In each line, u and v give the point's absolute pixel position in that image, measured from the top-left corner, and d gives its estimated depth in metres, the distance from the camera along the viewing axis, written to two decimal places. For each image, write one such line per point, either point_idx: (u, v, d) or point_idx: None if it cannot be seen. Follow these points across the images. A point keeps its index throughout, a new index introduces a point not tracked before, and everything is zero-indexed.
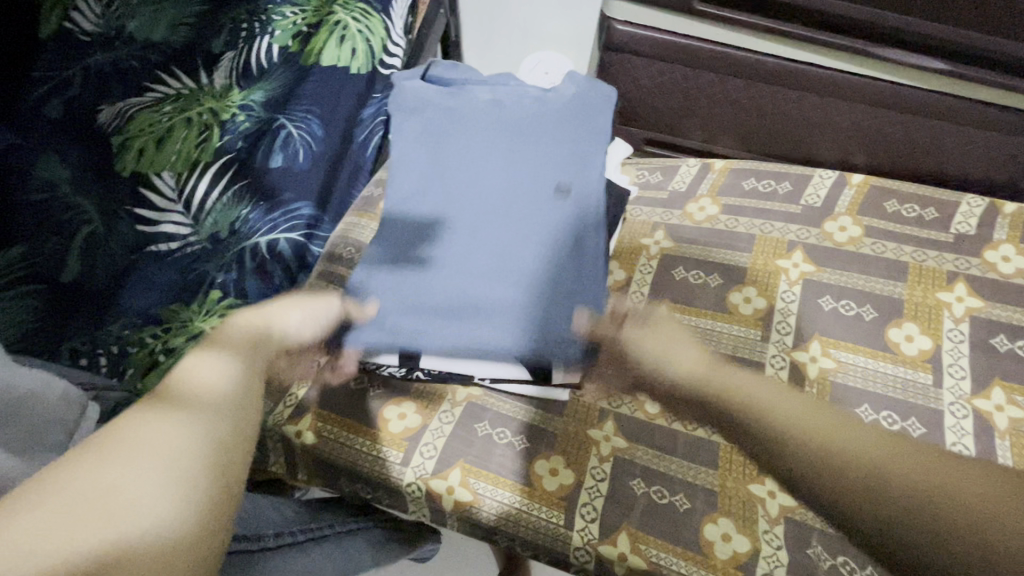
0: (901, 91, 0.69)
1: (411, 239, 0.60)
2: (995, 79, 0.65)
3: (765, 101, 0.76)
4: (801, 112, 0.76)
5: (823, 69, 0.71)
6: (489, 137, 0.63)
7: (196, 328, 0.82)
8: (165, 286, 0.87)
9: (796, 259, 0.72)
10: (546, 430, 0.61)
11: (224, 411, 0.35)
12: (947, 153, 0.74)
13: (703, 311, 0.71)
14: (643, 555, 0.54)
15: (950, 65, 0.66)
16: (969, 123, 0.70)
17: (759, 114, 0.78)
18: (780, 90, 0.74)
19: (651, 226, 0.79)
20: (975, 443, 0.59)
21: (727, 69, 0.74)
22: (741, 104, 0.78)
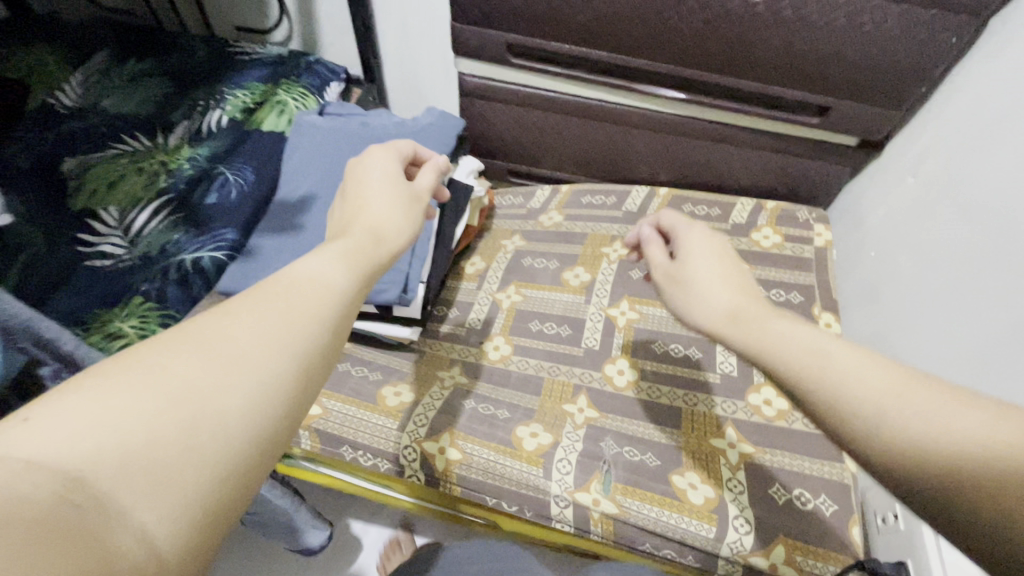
0: (674, 119, 0.90)
1: (290, 213, 0.76)
2: (724, 104, 0.85)
3: (583, 131, 0.98)
4: (610, 141, 0.98)
5: (610, 104, 0.92)
6: (359, 145, 0.83)
7: (113, 326, 0.93)
8: (93, 294, 0.99)
9: (616, 247, 0.91)
10: (399, 368, 0.74)
11: (310, 310, 0.33)
12: (727, 167, 0.95)
13: (542, 285, 0.88)
14: (459, 448, 0.64)
15: (690, 96, 0.86)
16: (723, 141, 0.90)
17: (584, 143, 1.00)
18: (590, 123, 0.96)
19: (510, 231, 0.99)
20: (738, 365, 0.74)
21: (550, 107, 0.96)
22: (568, 135, 1.00)
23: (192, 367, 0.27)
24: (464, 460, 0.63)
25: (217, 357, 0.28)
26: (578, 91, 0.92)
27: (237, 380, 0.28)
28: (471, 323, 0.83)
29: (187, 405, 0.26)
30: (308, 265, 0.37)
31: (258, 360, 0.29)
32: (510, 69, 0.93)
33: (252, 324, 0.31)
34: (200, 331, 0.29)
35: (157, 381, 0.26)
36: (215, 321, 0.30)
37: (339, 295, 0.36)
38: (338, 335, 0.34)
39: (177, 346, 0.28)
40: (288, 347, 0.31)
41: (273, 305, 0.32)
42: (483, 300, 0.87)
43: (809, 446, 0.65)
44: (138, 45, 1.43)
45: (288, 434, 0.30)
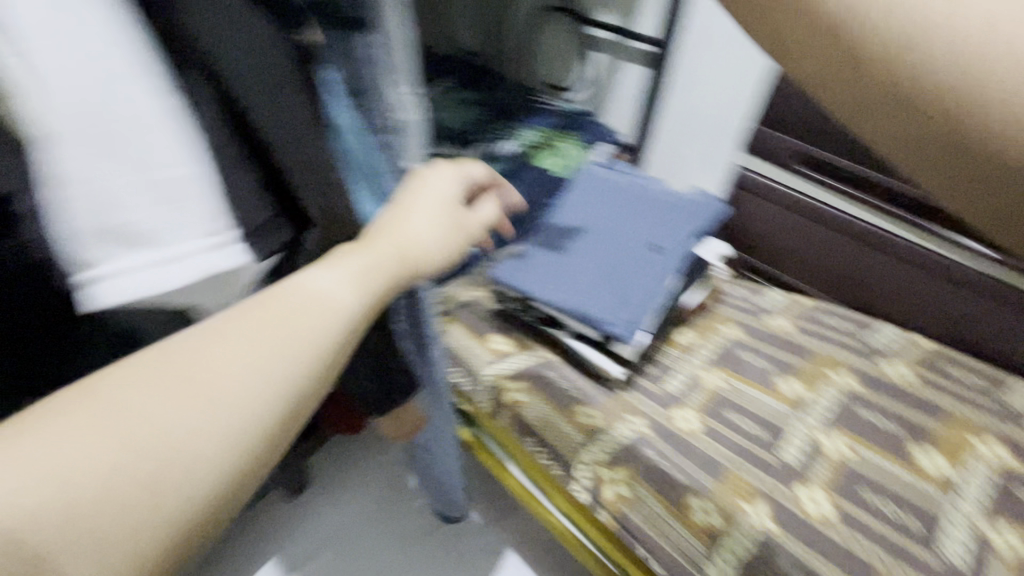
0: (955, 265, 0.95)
1: (559, 234, 0.91)
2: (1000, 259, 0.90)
3: (837, 247, 1.08)
4: (862, 262, 1.06)
5: (877, 226, 1.02)
6: (630, 201, 0.95)
7: None
8: None
9: (846, 375, 0.86)
10: (596, 396, 0.80)
11: (303, 329, 0.30)
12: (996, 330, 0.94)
13: (750, 381, 0.86)
14: (633, 487, 0.69)
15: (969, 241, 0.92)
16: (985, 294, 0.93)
17: (834, 259, 1.10)
18: (847, 241, 1.06)
19: (730, 319, 0.99)
20: (970, 557, 0.63)
21: (816, 217, 1.09)
22: (822, 248, 1.10)
23: (160, 408, 0.25)
24: (633, 498, 0.68)
25: (186, 402, 0.25)
26: (850, 208, 1.04)
27: (199, 420, 0.25)
28: (668, 388, 0.86)
29: (144, 458, 0.24)
30: (311, 278, 0.32)
31: (234, 396, 0.26)
32: (793, 176, 1.11)
33: (220, 352, 0.28)
34: (165, 357, 0.27)
35: (115, 424, 0.24)
36: (175, 346, 0.27)
37: (342, 311, 0.32)
38: (329, 362, 0.31)
39: (139, 378, 0.26)
40: (263, 377, 0.28)
41: (267, 333, 0.29)
42: (685, 371, 0.89)
43: None
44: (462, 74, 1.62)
45: (256, 470, 0.27)
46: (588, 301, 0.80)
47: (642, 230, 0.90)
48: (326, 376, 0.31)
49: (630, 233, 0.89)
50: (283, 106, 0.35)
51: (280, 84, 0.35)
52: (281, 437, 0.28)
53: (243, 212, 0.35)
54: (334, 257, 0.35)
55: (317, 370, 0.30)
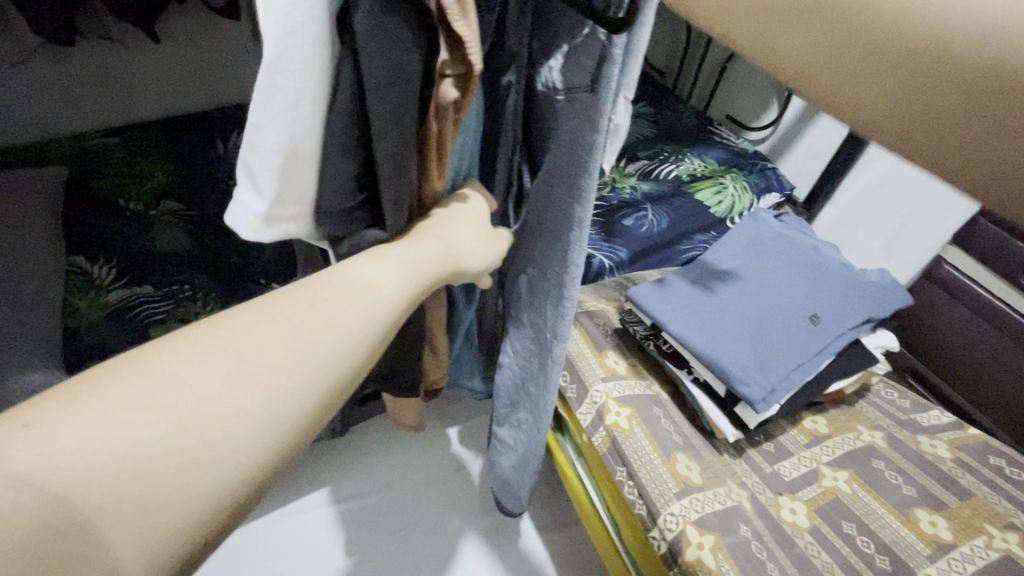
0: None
1: (709, 275, 0.86)
2: None
3: None
4: None
5: None
6: (798, 261, 0.87)
7: None
8: None
9: (1009, 536, 0.72)
10: (700, 451, 0.75)
11: (346, 315, 0.35)
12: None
13: (882, 499, 0.75)
14: (717, 558, 0.63)
15: None
16: None
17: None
18: None
19: (873, 422, 0.87)
20: None
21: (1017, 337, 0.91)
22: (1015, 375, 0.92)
23: (209, 384, 0.28)
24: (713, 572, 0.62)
25: (237, 375, 0.29)
26: None
27: (251, 391, 0.29)
28: (780, 469, 0.78)
29: (195, 426, 0.26)
30: (359, 270, 0.39)
31: (278, 372, 0.30)
32: (1003, 282, 0.93)
33: (261, 333, 0.31)
34: (203, 341, 0.30)
35: (168, 396, 0.27)
36: (216, 332, 0.30)
37: (384, 298, 0.38)
38: (359, 352, 0.35)
39: (187, 352, 0.29)
40: (302, 355, 0.32)
41: (314, 314, 0.34)
42: (805, 459, 0.80)
43: None
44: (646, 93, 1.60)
45: (290, 444, 0.31)
46: (724, 353, 0.75)
47: (797, 296, 0.82)
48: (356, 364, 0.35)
49: (789, 295, 0.82)
50: (402, 117, 0.36)
51: (403, 99, 0.35)
52: (317, 412, 0.32)
53: (323, 198, 0.39)
54: (387, 248, 0.42)
55: (350, 358, 0.34)
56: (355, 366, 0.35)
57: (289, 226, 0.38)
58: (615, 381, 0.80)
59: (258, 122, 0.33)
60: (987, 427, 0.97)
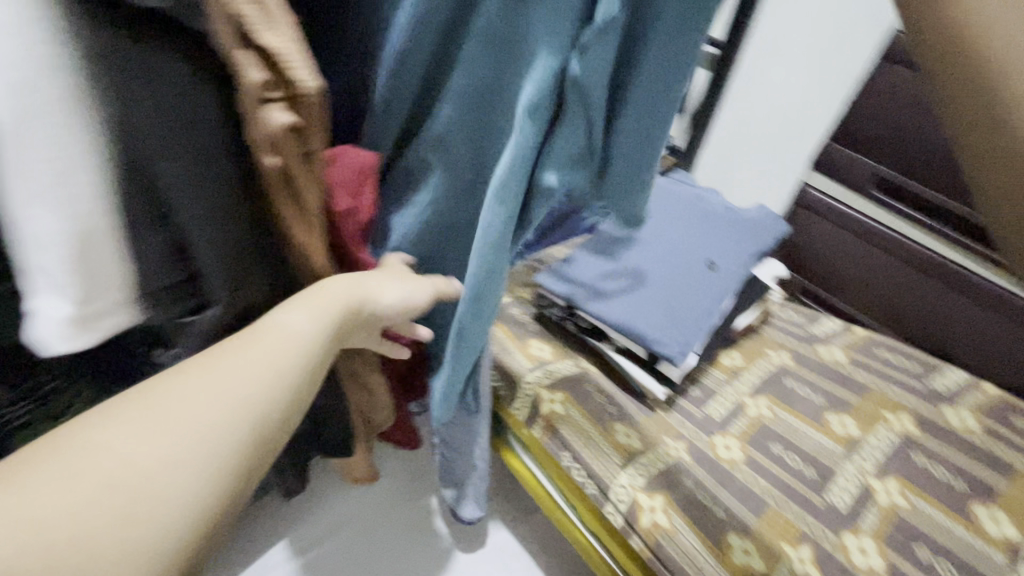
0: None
1: (610, 243, 0.87)
2: None
3: (899, 275, 1.01)
4: (923, 295, 0.99)
5: (938, 255, 0.95)
6: (687, 213, 0.90)
7: None
8: None
9: (903, 418, 0.81)
10: (636, 416, 0.77)
11: (271, 360, 0.36)
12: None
13: (798, 414, 0.82)
14: (669, 518, 0.65)
15: None
16: None
17: (895, 290, 1.03)
18: (910, 270, 0.99)
19: (780, 345, 0.94)
20: None
21: (877, 242, 1.02)
22: (883, 275, 1.04)
23: (139, 447, 0.29)
24: (667, 530, 0.64)
25: (160, 437, 0.30)
26: (915, 234, 0.98)
27: (180, 446, 0.30)
28: (710, 413, 0.82)
29: (119, 494, 0.28)
30: (285, 317, 0.38)
31: (208, 424, 0.31)
32: (859, 195, 1.04)
33: (182, 395, 0.32)
34: (118, 415, 0.31)
35: (98, 463, 0.28)
36: (131, 405, 0.31)
37: (311, 337, 0.38)
38: (287, 389, 0.36)
39: (102, 428, 0.30)
40: (226, 406, 0.33)
41: (235, 363, 0.35)
42: (729, 396, 0.85)
43: None
44: None
45: (232, 492, 0.32)
46: (636, 319, 0.76)
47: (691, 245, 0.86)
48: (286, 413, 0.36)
49: (684, 248, 0.85)
50: (204, 166, 0.32)
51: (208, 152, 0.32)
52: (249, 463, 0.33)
53: (139, 268, 0.35)
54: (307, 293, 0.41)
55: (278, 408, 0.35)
56: (287, 415, 0.36)
57: (111, 320, 0.34)
58: (544, 370, 0.80)
59: (18, 216, 0.28)
60: (870, 324, 1.09)
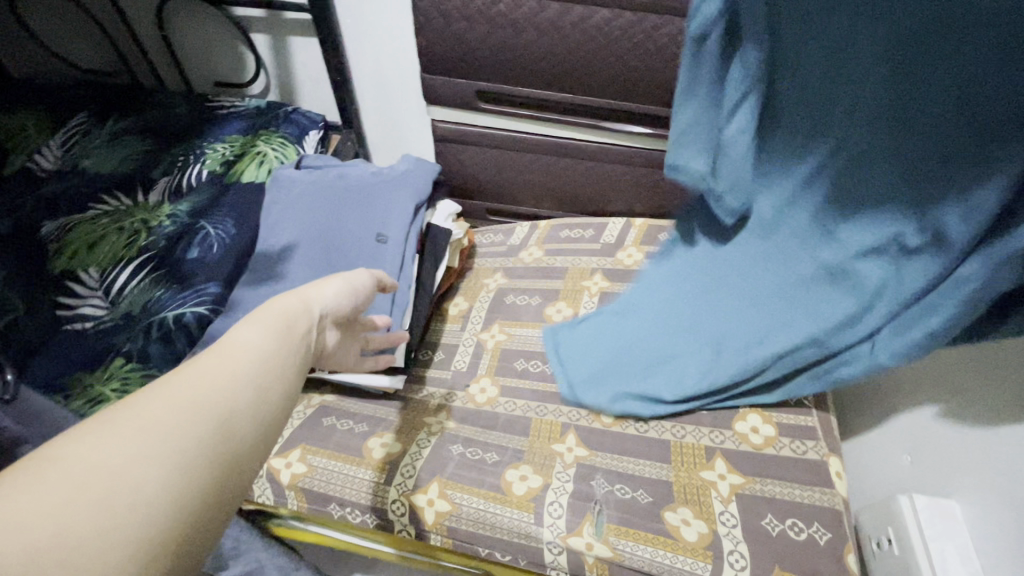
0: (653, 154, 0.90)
1: (272, 264, 0.76)
2: None
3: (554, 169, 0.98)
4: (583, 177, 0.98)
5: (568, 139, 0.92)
6: (338, 196, 0.82)
7: (98, 391, 0.85)
8: (76, 360, 0.90)
9: (597, 279, 0.90)
10: (387, 418, 0.73)
11: (240, 381, 0.31)
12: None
13: (526, 323, 0.87)
14: (448, 499, 0.63)
15: None
16: None
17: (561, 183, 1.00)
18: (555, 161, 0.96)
19: (493, 269, 0.97)
20: None
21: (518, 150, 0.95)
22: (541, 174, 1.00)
23: (110, 457, 0.25)
24: (453, 511, 0.62)
25: (127, 462, 0.25)
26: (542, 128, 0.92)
27: (147, 457, 0.26)
28: (458, 366, 0.82)
29: (67, 520, 0.23)
30: (240, 338, 0.34)
31: (189, 434, 0.28)
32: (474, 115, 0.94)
33: (145, 421, 0.27)
34: (62, 455, 0.25)
35: (65, 472, 0.24)
36: (83, 437, 0.26)
37: (268, 357, 0.34)
38: (262, 416, 0.32)
39: (46, 469, 0.24)
40: (195, 429, 0.28)
41: (193, 387, 0.30)
42: (468, 342, 0.86)
43: (797, 473, 0.64)
44: (116, 106, 1.35)
45: (204, 533, 0.27)
46: None
47: (351, 227, 0.79)
48: (267, 427, 0.32)
49: (349, 234, 0.78)
50: None
51: None
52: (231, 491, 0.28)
53: None
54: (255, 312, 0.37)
55: (254, 426, 0.31)
56: (265, 433, 0.32)
57: None
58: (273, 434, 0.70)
59: None
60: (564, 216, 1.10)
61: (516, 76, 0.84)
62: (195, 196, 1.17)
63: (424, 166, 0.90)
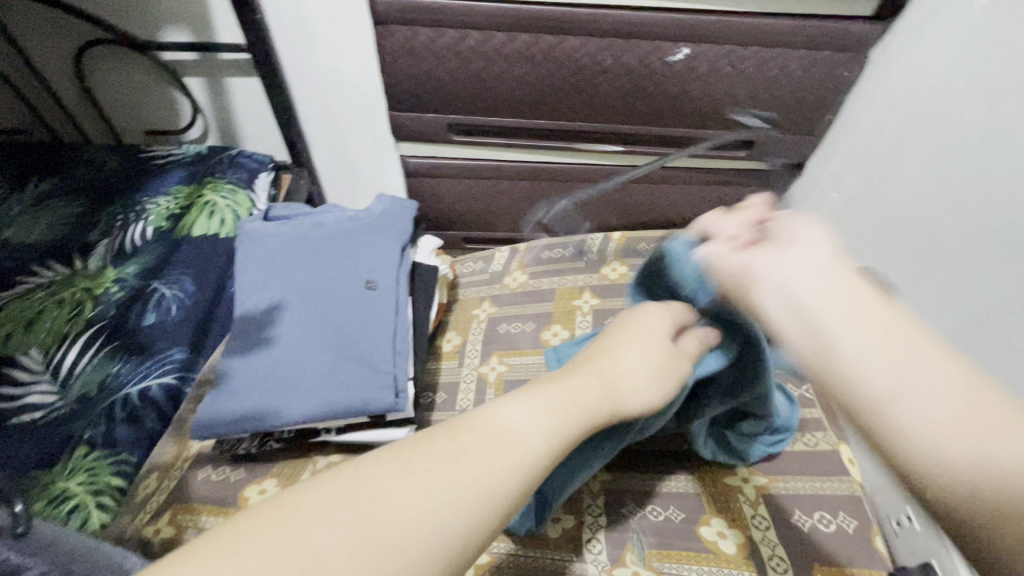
0: (619, 169, 0.92)
1: (258, 327, 0.71)
2: (692, 150, 0.89)
3: (528, 191, 0.97)
4: (557, 196, 0.98)
5: (543, 163, 0.92)
6: (315, 247, 0.79)
7: (61, 490, 0.74)
8: (30, 455, 0.78)
9: (587, 296, 0.89)
10: None
11: (502, 463, 0.33)
12: (673, 203, 0.98)
13: (524, 350, 0.84)
14: (486, 549, 0.61)
15: (665, 149, 0.89)
16: (686, 182, 0.94)
17: (537, 203, 0.99)
18: (529, 184, 0.96)
19: (479, 298, 0.94)
20: None
21: (492, 175, 0.94)
22: (515, 197, 0.98)
23: (389, 509, 0.29)
24: (492, 561, 0.60)
25: (401, 506, 0.29)
26: (516, 155, 0.92)
27: (412, 522, 0.29)
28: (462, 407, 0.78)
29: (363, 542, 0.27)
30: (507, 414, 0.37)
31: (448, 500, 0.30)
32: (445, 145, 0.91)
33: (428, 471, 0.32)
34: (370, 476, 0.31)
35: (362, 495, 0.30)
36: (395, 462, 0.32)
37: (529, 448, 0.35)
38: (503, 502, 0.32)
39: (363, 486, 0.30)
40: (455, 499, 0.31)
41: (468, 453, 0.33)
42: (468, 377, 0.82)
43: (816, 466, 0.67)
44: (34, 167, 1.21)
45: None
46: (344, 395, 0.67)
47: (337, 276, 0.76)
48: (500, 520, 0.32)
49: (335, 286, 0.75)
50: None
51: None
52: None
53: None
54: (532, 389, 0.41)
55: (493, 519, 0.32)
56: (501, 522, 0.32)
57: None
58: None
59: None
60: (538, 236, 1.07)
61: (488, 107, 0.84)
62: (144, 254, 1.08)
63: (394, 203, 0.87)
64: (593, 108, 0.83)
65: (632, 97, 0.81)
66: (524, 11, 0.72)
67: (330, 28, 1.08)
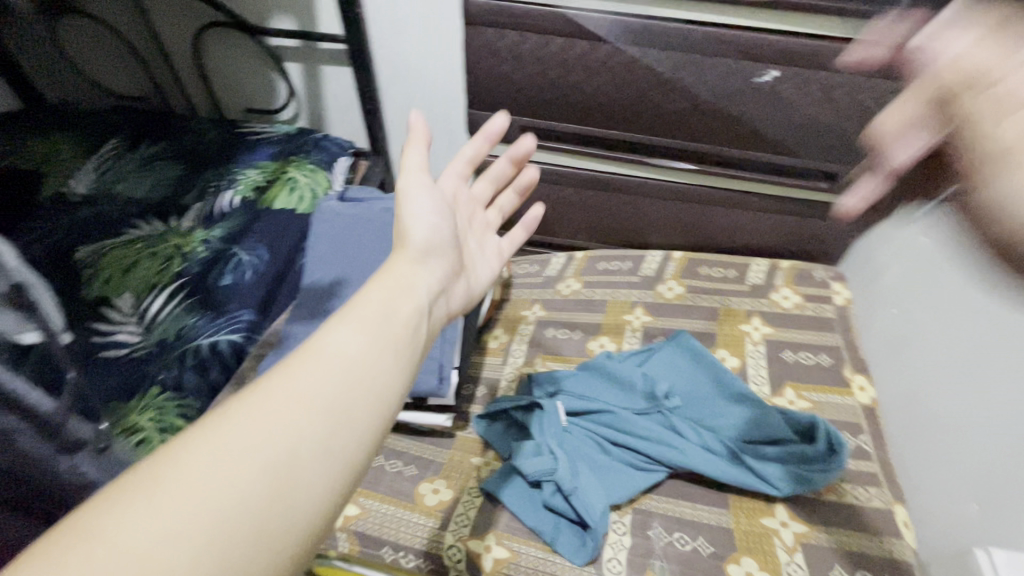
0: (688, 188, 0.91)
1: (321, 298, 0.76)
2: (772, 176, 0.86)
3: (594, 201, 0.97)
4: (621, 209, 0.98)
5: (614, 174, 0.92)
6: (382, 231, 0.82)
7: (133, 422, 0.82)
8: (113, 387, 0.86)
9: (638, 313, 0.89)
10: (434, 460, 0.72)
11: (334, 397, 0.32)
12: (741, 230, 0.95)
13: (568, 357, 0.85)
14: (506, 546, 0.62)
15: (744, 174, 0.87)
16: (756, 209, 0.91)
17: (602, 214, 0.99)
18: (595, 194, 0.96)
19: (530, 300, 0.95)
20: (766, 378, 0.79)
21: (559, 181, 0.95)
22: (581, 206, 0.99)
23: (212, 474, 0.28)
24: (510, 559, 0.61)
25: (225, 468, 0.28)
26: (588, 165, 0.93)
27: (240, 484, 0.28)
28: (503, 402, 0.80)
29: (188, 515, 0.26)
30: (336, 343, 0.35)
31: (271, 450, 0.29)
32: None
33: (254, 424, 0.30)
34: (185, 452, 0.29)
35: (174, 468, 0.28)
36: (218, 423, 0.30)
37: (366, 368, 0.35)
38: (351, 429, 0.32)
39: (178, 457, 0.28)
40: (283, 445, 0.30)
41: (295, 395, 0.32)
42: (509, 375, 0.84)
43: (863, 522, 0.63)
44: (148, 132, 1.34)
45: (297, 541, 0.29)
46: None
47: None
48: (345, 483, 0.31)
49: None
50: None
51: None
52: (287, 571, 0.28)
53: None
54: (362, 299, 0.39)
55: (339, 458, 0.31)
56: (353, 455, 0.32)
57: None
58: None
59: None
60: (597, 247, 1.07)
61: (564, 114, 0.85)
62: (229, 220, 1.17)
63: None
64: (671, 126, 0.83)
65: (709, 117, 0.80)
66: (612, 20, 0.73)
67: (421, 26, 1.14)
